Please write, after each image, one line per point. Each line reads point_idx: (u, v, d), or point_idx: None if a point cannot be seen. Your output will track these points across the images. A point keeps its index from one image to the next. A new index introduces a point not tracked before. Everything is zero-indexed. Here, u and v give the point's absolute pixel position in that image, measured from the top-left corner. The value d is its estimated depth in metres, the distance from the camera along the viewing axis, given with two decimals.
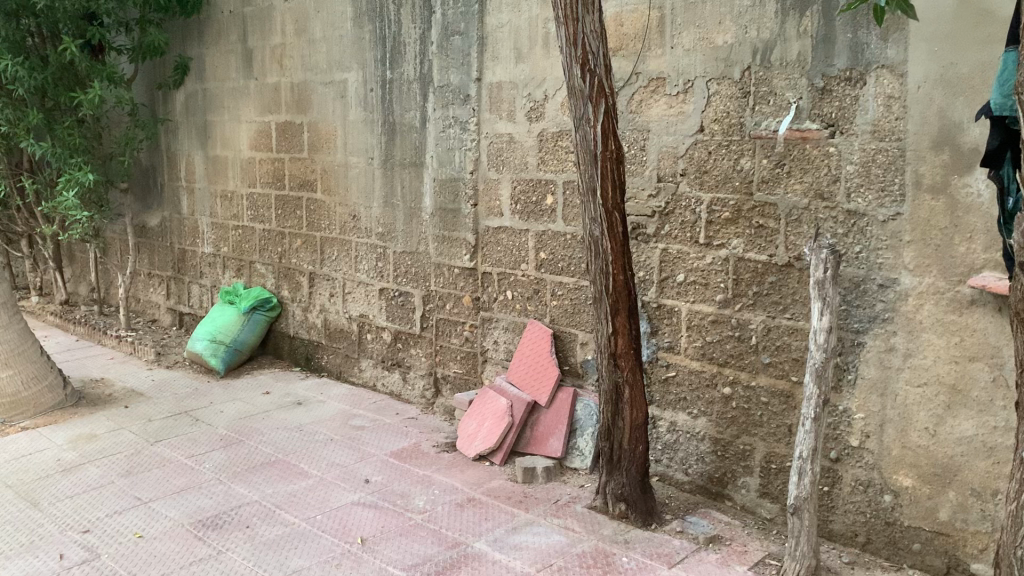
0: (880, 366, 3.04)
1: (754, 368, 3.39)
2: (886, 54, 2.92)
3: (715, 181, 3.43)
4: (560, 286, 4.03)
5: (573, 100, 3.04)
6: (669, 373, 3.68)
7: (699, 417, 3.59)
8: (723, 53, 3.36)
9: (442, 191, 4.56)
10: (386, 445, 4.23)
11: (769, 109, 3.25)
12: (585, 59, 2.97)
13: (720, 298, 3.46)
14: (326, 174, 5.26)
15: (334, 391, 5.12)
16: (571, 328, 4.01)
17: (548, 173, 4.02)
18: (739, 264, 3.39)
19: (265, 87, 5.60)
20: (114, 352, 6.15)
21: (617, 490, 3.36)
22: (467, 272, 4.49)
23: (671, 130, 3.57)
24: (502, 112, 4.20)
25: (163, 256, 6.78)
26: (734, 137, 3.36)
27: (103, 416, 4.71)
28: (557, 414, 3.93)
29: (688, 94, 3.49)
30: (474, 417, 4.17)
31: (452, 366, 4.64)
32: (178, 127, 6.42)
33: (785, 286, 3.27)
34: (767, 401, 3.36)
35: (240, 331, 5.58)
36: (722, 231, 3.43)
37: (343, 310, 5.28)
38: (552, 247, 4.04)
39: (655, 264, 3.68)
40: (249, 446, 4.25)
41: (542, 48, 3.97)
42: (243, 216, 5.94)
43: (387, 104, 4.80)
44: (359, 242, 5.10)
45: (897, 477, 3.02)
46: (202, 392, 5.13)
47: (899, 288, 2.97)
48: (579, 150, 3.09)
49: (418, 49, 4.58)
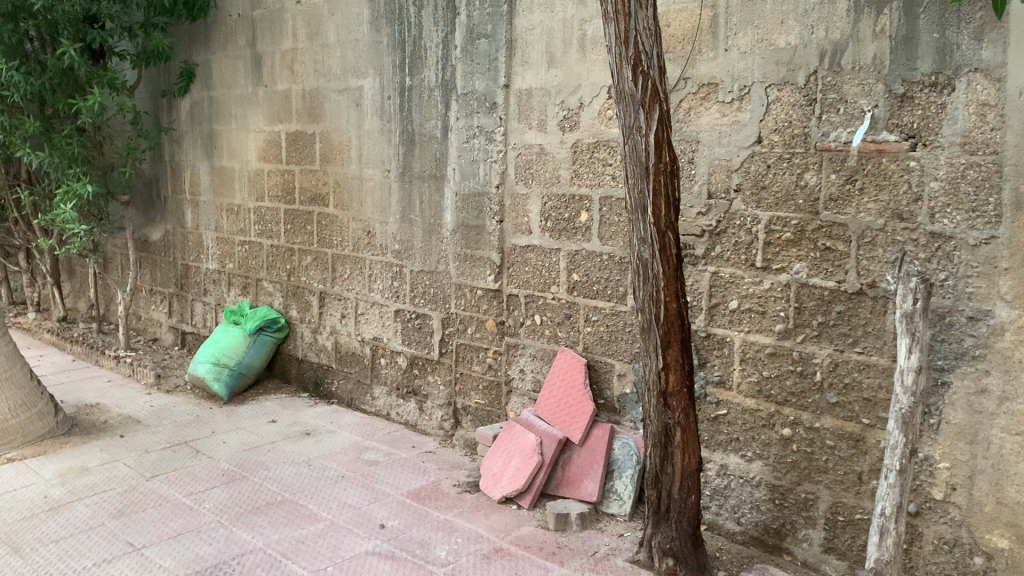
0: (969, 411, 2.67)
1: (819, 407, 3.03)
2: (980, 56, 2.58)
3: (775, 198, 3.08)
4: (595, 311, 3.68)
5: (622, 106, 2.70)
6: (719, 411, 3.33)
7: (754, 461, 3.23)
8: (786, 56, 3.01)
9: (464, 206, 4.21)
10: (402, 483, 3.87)
11: (838, 119, 2.91)
12: (638, 60, 2.63)
13: (779, 329, 3.11)
14: (339, 187, 4.93)
15: (345, 420, 4.77)
16: (606, 357, 3.65)
17: (583, 187, 3.67)
18: (802, 291, 3.04)
19: (275, 94, 5.28)
20: (112, 374, 5.80)
21: (664, 544, 2.98)
22: (491, 294, 4.13)
23: (723, 141, 3.22)
24: (533, 122, 3.86)
25: (166, 272, 6.45)
26: (797, 149, 3.01)
27: (96, 447, 4.35)
28: (592, 453, 3.57)
29: (744, 101, 3.14)
30: (499, 455, 3.80)
31: (473, 396, 4.28)
32: (182, 136, 6.09)
33: (855, 316, 2.92)
34: (834, 445, 3.00)
35: (245, 353, 5.23)
36: (782, 254, 3.08)
37: (355, 332, 4.93)
38: (586, 268, 3.69)
39: (704, 289, 3.33)
40: (252, 483, 3.90)
41: (578, 52, 3.63)
42: (250, 230, 5.61)
43: (406, 112, 4.47)
44: (373, 261, 4.76)
45: (991, 537, 2.65)
46: (203, 420, 4.78)
47: (993, 321, 2.61)
48: (628, 163, 2.73)
49: (440, 53, 4.25)
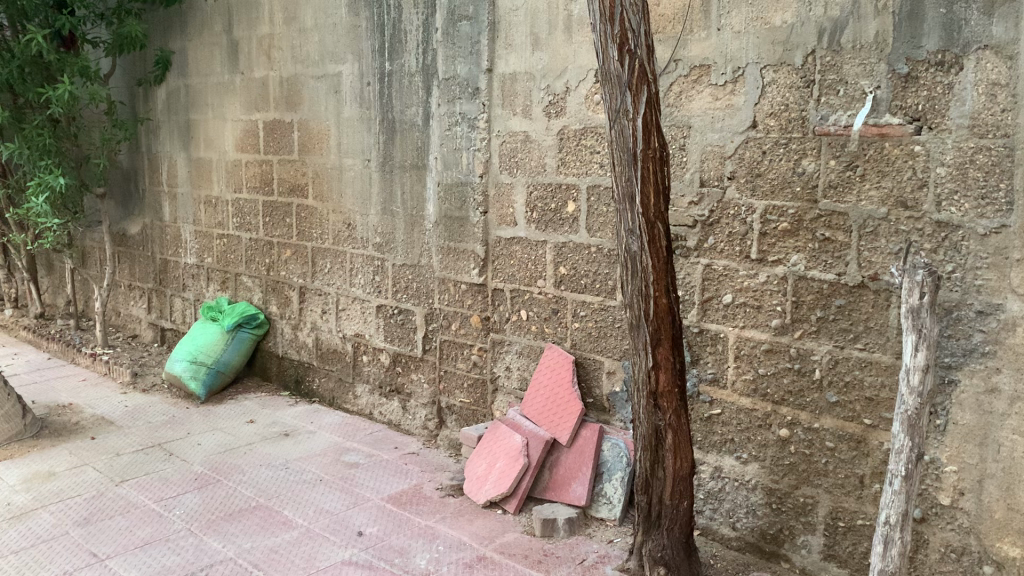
0: (978, 411, 2.51)
1: (818, 407, 2.88)
2: (991, 32, 2.41)
3: (772, 186, 2.91)
4: (583, 306, 3.51)
5: (609, 89, 2.52)
6: (712, 411, 3.16)
7: (750, 463, 3.07)
8: (782, 35, 2.84)
9: (447, 197, 4.04)
10: (382, 487, 3.70)
11: (837, 101, 2.74)
12: (624, 38, 2.44)
13: (776, 324, 2.95)
14: (318, 178, 4.74)
15: (326, 420, 4.59)
16: (595, 355, 3.49)
17: (570, 176, 3.50)
18: (800, 284, 2.88)
19: (252, 82, 5.09)
20: (88, 372, 5.61)
21: (654, 553, 2.81)
22: (476, 289, 3.96)
23: (716, 126, 3.04)
24: (517, 108, 3.68)
25: (145, 267, 6.26)
26: (794, 133, 2.84)
27: (65, 450, 4.18)
28: (580, 456, 3.40)
29: (738, 84, 2.97)
30: (484, 457, 3.63)
31: (458, 395, 4.11)
32: (159, 126, 5.90)
33: (856, 310, 2.76)
34: (834, 447, 2.85)
35: (223, 351, 5.05)
36: (779, 244, 2.91)
37: (337, 329, 4.75)
38: (573, 261, 3.52)
39: (697, 282, 3.16)
40: (226, 488, 3.72)
41: (564, 34, 3.45)
42: (228, 223, 5.42)
43: (386, 99, 4.28)
44: (354, 254, 4.58)
45: (1002, 546, 2.50)
46: (179, 421, 4.60)
47: (1004, 316, 2.45)
48: (614, 149, 2.55)
49: (420, 37, 4.06)
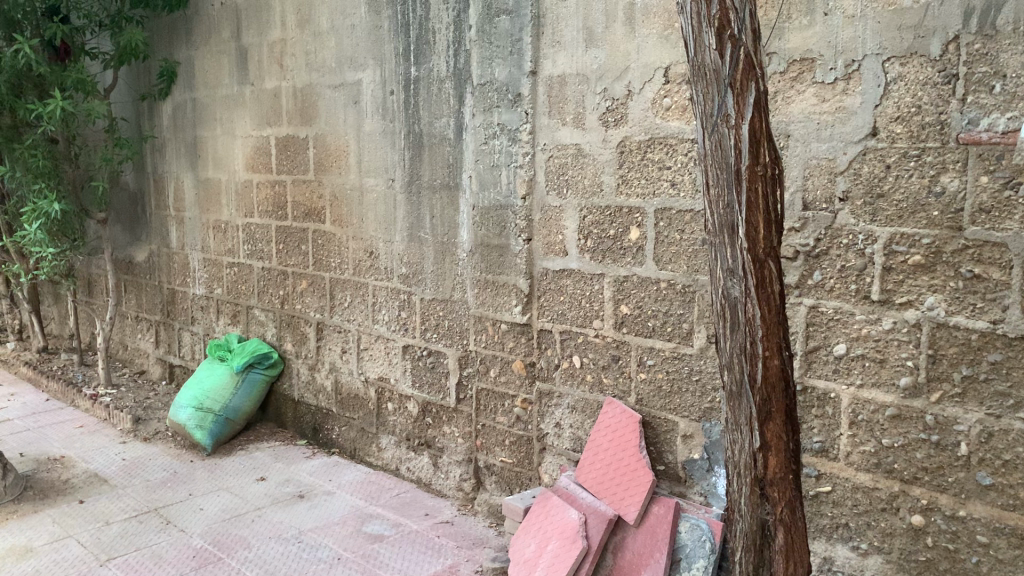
0: None
1: (964, 491, 2.25)
2: None
3: (899, 209, 2.30)
4: (651, 353, 2.91)
5: (703, 89, 1.93)
6: (820, 489, 2.54)
7: (870, 555, 2.45)
8: (913, 19, 2.23)
9: (483, 222, 3.45)
10: (410, 569, 3.11)
11: (990, 101, 2.13)
12: (725, 20, 1.85)
13: (905, 384, 2.33)
14: (336, 202, 4.19)
15: (346, 477, 4.02)
16: (668, 413, 2.89)
17: (634, 198, 2.91)
18: (938, 333, 2.26)
19: (263, 93, 4.56)
20: (86, 417, 5.09)
21: None
22: (518, 329, 3.37)
23: (824, 136, 2.44)
24: (566, 117, 3.10)
25: (151, 297, 5.74)
26: (929, 143, 2.24)
27: (49, 518, 3.63)
28: (653, 539, 2.76)
29: (852, 83, 2.37)
30: (533, 536, 3.00)
31: (498, 454, 3.53)
32: (164, 144, 5.39)
33: (1017, 369, 2.14)
34: (987, 543, 2.22)
35: (233, 396, 4.51)
36: (909, 282, 2.30)
37: (358, 371, 4.19)
38: (637, 300, 2.93)
39: (799, 327, 2.54)
40: (227, 569, 3.15)
41: (624, 27, 2.86)
42: (239, 250, 4.89)
43: (412, 109, 3.72)
44: (378, 286, 4.01)
45: None
46: (182, 480, 4.04)
47: None
48: (709, 167, 1.95)
49: (452, 36, 3.49)
